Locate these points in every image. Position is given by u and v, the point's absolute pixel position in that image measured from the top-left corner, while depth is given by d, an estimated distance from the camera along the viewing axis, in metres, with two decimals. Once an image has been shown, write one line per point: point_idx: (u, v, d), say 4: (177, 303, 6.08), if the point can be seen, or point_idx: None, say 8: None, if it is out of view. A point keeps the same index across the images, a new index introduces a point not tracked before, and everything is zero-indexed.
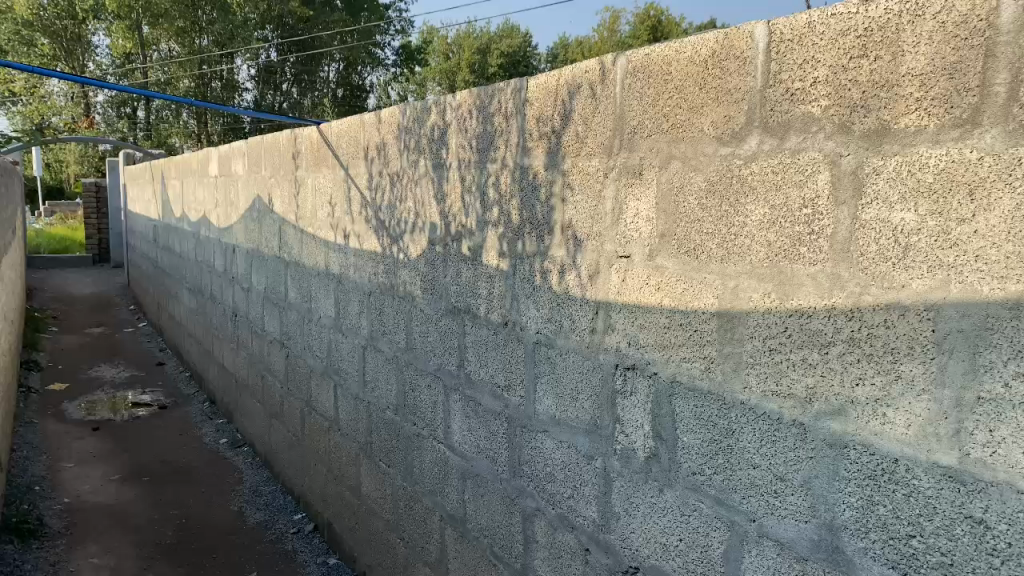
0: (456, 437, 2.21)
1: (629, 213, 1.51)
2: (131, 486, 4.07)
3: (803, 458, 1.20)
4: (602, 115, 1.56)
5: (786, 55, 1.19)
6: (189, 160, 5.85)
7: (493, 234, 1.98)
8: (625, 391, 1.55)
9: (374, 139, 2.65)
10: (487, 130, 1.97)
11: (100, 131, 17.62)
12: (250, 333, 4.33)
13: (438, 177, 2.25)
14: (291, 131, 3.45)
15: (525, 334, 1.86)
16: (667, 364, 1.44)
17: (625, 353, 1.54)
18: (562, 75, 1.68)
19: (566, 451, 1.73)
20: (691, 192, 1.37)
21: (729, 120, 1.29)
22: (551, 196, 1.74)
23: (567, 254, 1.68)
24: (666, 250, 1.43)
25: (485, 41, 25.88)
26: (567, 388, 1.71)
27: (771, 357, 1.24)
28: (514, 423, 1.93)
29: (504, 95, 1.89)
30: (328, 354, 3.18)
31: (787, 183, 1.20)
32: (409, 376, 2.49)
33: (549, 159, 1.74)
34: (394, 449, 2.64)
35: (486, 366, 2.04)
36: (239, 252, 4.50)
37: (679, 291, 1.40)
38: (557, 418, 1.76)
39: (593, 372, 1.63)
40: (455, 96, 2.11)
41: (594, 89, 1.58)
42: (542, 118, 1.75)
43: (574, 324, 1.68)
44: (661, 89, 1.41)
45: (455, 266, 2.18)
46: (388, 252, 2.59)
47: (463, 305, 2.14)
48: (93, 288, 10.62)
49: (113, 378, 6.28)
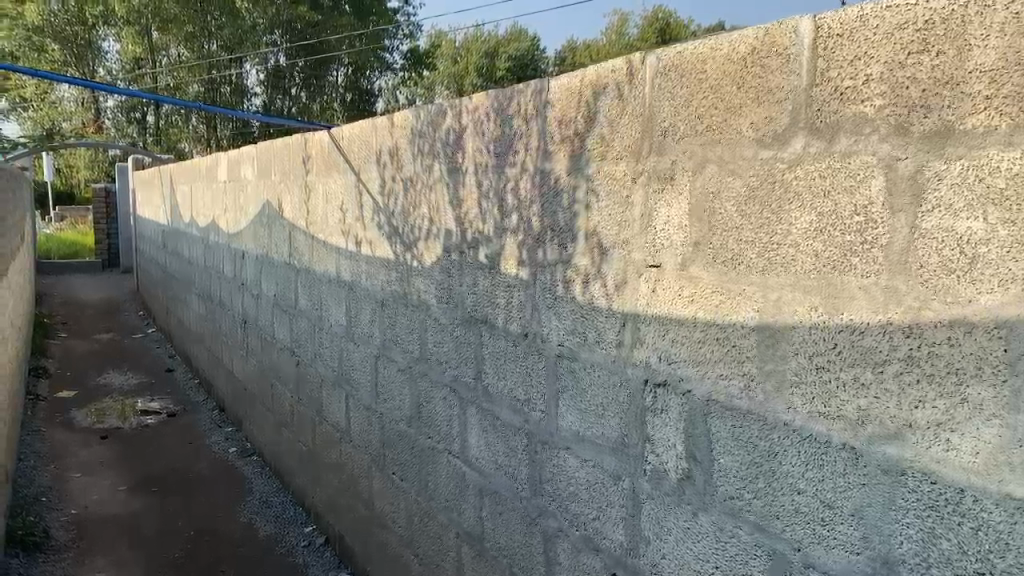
0: (473, 452, 2.13)
1: (660, 220, 1.43)
2: (139, 497, 4.01)
3: (854, 486, 1.11)
4: (630, 117, 1.48)
5: (834, 52, 1.11)
6: (198, 164, 5.79)
7: (512, 241, 1.90)
8: (656, 408, 1.46)
9: (387, 143, 2.58)
10: (506, 133, 1.89)
11: (110, 136, 17.65)
12: (260, 340, 4.26)
13: (453, 181, 2.17)
14: (302, 135, 3.38)
15: (546, 346, 1.78)
16: (702, 380, 1.36)
17: (655, 368, 1.45)
18: (587, 75, 1.60)
19: (591, 470, 1.65)
20: (728, 198, 1.29)
21: (770, 121, 1.21)
22: (574, 202, 1.65)
23: (592, 263, 1.60)
24: (701, 260, 1.35)
25: (494, 45, 25.82)
26: (592, 404, 1.63)
27: (819, 376, 1.15)
28: (535, 439, 1.84)
29: (524, 97, 1.81)
30: (339, 363, 3.10)
31: (836, 188, 1.11)
32: (423, 388, 2.41)
33: (572, 162, 1.65)
34: (407, 462, 2.56)
35: (504, 378, 1.96)
36: (249, 258, 4.43)
37: (716, 303, 1.32)
38: (582, 435, 1.67)
39: (621, 388, 1.55)
40: (472, 97, 2.03)
41: (622, 90, 1.49)
42: (564, 120, 1.67)
43: (599, 336, 1.60)
44: (695, 89, 1.33)
45: (471, 274, 2.10)
46: (401, 259, 2.51)
47: (480, 314, 2.06)
48: (103, 293, 10.58)
49: (122, 385, 6.23)
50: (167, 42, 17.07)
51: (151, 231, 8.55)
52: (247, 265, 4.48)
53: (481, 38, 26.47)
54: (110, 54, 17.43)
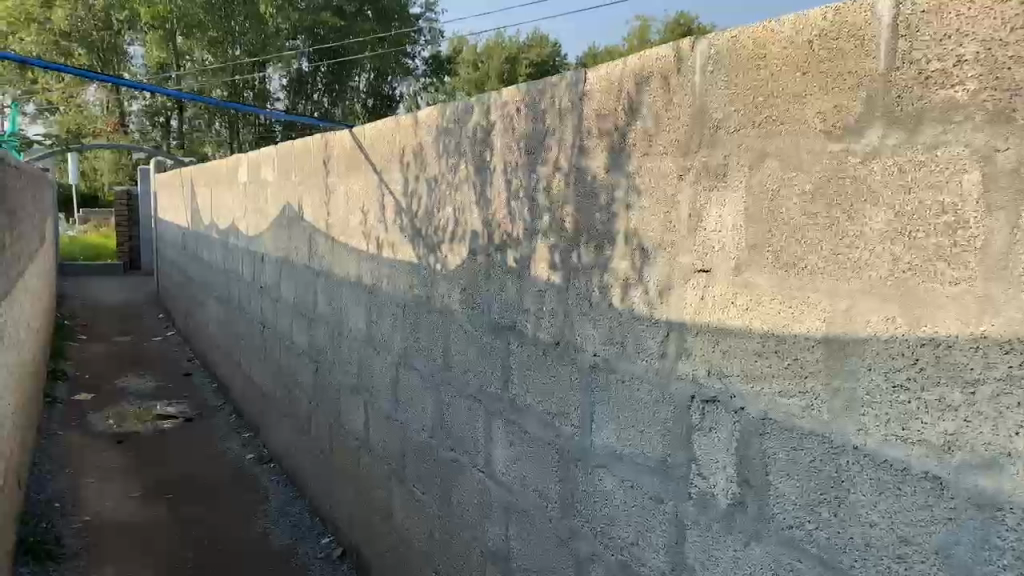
0: (498, 467, 2.01)
1: (710, 221, 1.31)
2: (152, 504, 3.92)
3: (939, 521, 0.98)
4: (677, 109, 1.36)
5: (919, 30, 0.98)
6: (218, 166, 5.71)
7: (544, 243, 1.78)
8: (704, 426, 1.34)
9: (410, 142, 2.47)
10: (538, 130, 1.78)
11: (134, 140, 17.75)
12: (278, 344, 4.17)
13: (480, 181, 2.06)
14: (322, 135, 3.28)
15: (579, 356, 1.66)
16: (758, 397, 1.23)
17: (704, 383, 1.33)
18: (628, 65, 1.48)
19: (629, 492, 1.53)
20: (791, 195, 1.17)
21: (840, 110, 1.09)
22: (613, 202, 1.54)
23: (632, 267, 1.48)
24: (758, 264, 1.23)
25: (516, 51, 25.75)
26: (631, 419, 1.51)
27: (895, 396, 1.03)
28: (566, 456, 1.72)
29: (557, 91, 1.70)
30: (359, 369, 3.00)
31: (919, 183, 0.99)
32: (446, 397, 2.30)
33: (610, 159, 1.54)
34: (429, 475, 2.44)
35: (534, 389, 1.84)
36: (268, 260, 4.34)
37: (775, 312, 1.20)
38: (619, 452, 1.55)
39: (665, 402, 1.42)
40: (502, 92, 1.91)
41: (669, 80, 1.38)
42: (603, 114, 1.55)
43: (639, 346, 1.48)
44: (752, 76, 1.21)
45: (499, 279, 1.98)
46: (424, 262, 2.41)
47: (508, 321, 1.94)
48: (124, 295, 10.59)
49: (140, 388, 6.17)
50: (190, 47, 17.17)
51: (171, 234, 8.52)
52: (266, 267, 4.39)
53: (503, 44, 26.36)
54: (135, 58, 17.55)
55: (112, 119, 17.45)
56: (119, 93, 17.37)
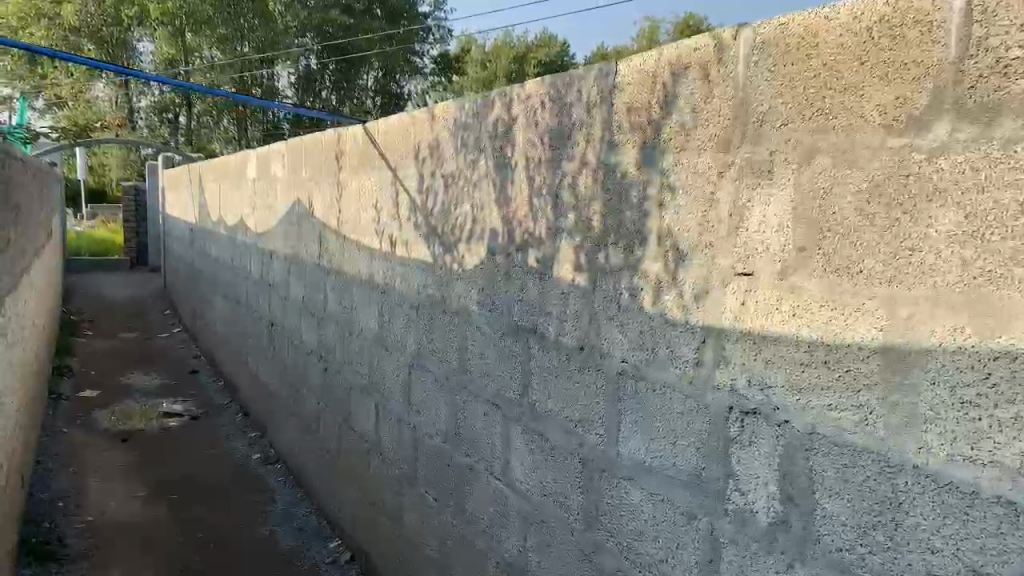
0: (517, 476, 1.94)
1: (753, 221, 1.23)
2: (157, 504, 3.85)
3: (1013, 551, 0.90)
4: (718, 102, 1.28)
5: (997, 15, 0.91)
6: (227, 162, 5.65)
7: (568, 243, 1.70)
8: (743, 439, 1.26)
9: (426, 138, 2.39)
10: (563, 124, 1.70)
11: (142, 135, 17.73)
12: (286, 343, 4.10)
13: (500, 178, 1.98)
14: (335, 130, 3.21)
15: (606, 363, 1.58)
16: (806, 410, 1.15)
17: (744, 393, 1.26)
18: (664, 55, 1.40)
19: (659, 506, 1.45)
20: (845, 195, 1.09)
21: (902, 102, 1.01)
22: (645, 200, 1.45)
23: (666, 268, 1.40)
24: (806, 268, 1.15)
25: (523, 51, 25.67)
26: (662, 429, 1.43)
27: (963, 413, 0.95)
28: (590, 466, 1.65)
29: (586, 83, 1.62)
30: (370, 370, 2.92)
31: (995, 183, 0.92)
32: (461, 401, 2.22)
33: (643, 155, 1.46)
34: (442, 482, 2.36)
35: (555, 396, 1.76)
36: (277, 258, 4.27)
37: (826, 319, 1.12)
38: (647, 464, 1.47)
39: (700, 413, 1.35)
40: (524, 86, 1.84)
41: (709, 71, 1.30)
42: (636, 108, 1.48)
43: (672, 353, 1.40)
44: (802, 67, 1.13)
45: (519, 280, 1.90)
46: (440, 261, 2.33)
47: (528, 324, 1.86)
48: (129, 291, 10.52)
49: (146, 385, 6.11)
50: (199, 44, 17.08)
51: (178, 231, 8.46)
52: (275, 265, 4.32)
53: (510, 43, 26.28)
54: (143, 55, 17.50)
55: (120, 115, 17.40)
56: (127, 89, 17.35)
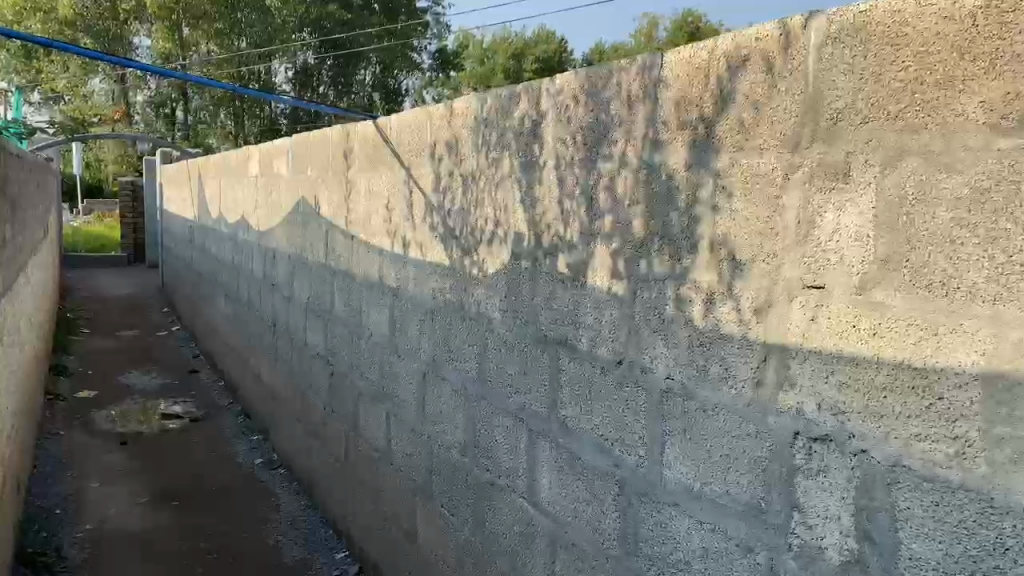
0: (544, 495, 1.82)
1: (827, 229, 1.11)
2: (158, 511, 3.73)
3: None
4: (783, 97, 1.17)
5: None
6: (228, 158, 5.52)
7: (604, 247, 1.58)
8: (811, 468, 1.15)
9: (443, 135, 2.27)
10: (599, 121, 1.58)
11: (140, 131, 17.58)
12: (290, 344, 3.98)
13: (526, 178, 1.86)
14: (343, 126, 3.08)
15: (647, 379, 1.46)
16: (888, 440, 1.04)
17: (812, 417, 1.14)
18: (719, 46, 1.29)
19: (708, 535, 1.33)
20: (940, 200, 0.97)
21: (1014, 98, 0.90)
22: (694, 204, 1.34)
23: (719, 279, 1.29)
24: (891, 281, 1.03)
25: (521, 47, 25.46)
26: (715, 454, 1.31)
27: None
28: (628, 489, 1.53)
29: (626, 76, 1.50)
30: (380, 376, 2.80)
31: None
32: (481, 413, 2.10)
33: (692, 155, 1.34)
34: (459, 496, 2.24)
35: (588, 412, 1.65)
36: (280, 257, 4.15)
37: (916, 340, 1.00)
38: (696, 490, 1.36)
39: (760, 438, 1.23)
40: (555, 79, 1.72)
41: (773, 63, 1.18)
42: (685, 103, 1.36)
43: (726, 371, 1.29)
44: (887, 58, 1.02)
45: (546, 286, 1.79)
46: (457, 265, 2.21)
47: (557, 333, 1.74)
48: (128, 288, 10.39)
49: (145, 386, 5.99)
50: (197, 39, 16.89)
51: (178, 227, 8.32)
52: (278, 264, 4.20)
53: (510, 38, 26.03)
54: (141, 50, 17.35)
55: (118, 110, 17.29)
56: (124, 83, 17.19)
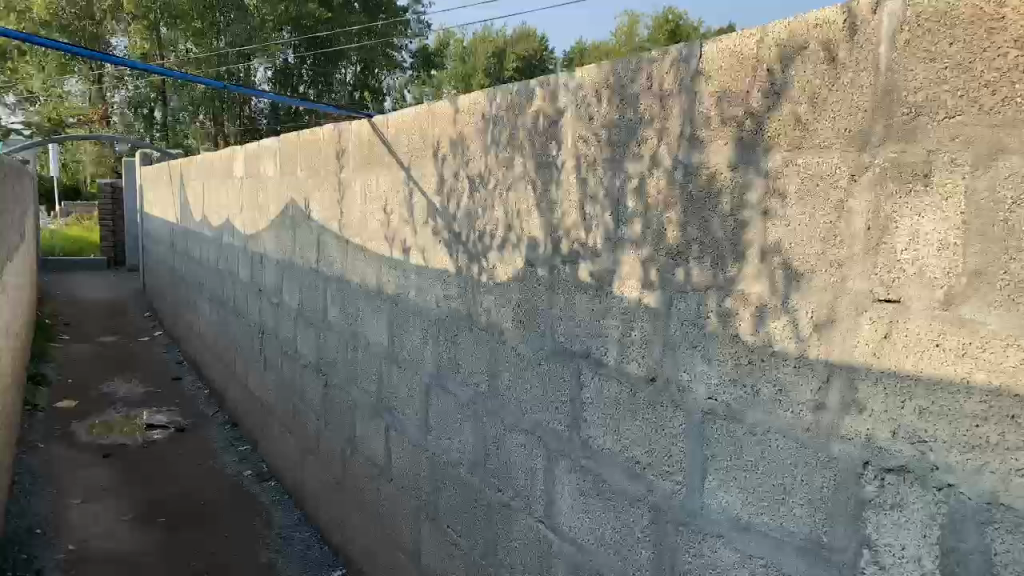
0: (563, 519, 1.69)
1: (902, 237, 1.00)
2: (144, 530, 3.57)
3: None
4: (848, 89, 1.05)
5: None
6: (212, 159, 5.35)
7: (632, 256, 1.46)
8: (883, 502, 1.03)
9: (447, 135, 2.14)
10: (625, 119, 1.47)
11: (117, 132, 17.26)
12: (280, 352, 3.84)
13: (542, 180, 1.74)
14: (335, 126, 2.94)
15: (685, 399, 1.34)
16: (981, 474, 0.92)
17: (885, 447, 1.03)
18: (771, 35, 1.17)
19: (759, 572, 1.21)
20: None
21: None
22: (740, 208, 1.22)
23: (773, 291, 1.17)
24: (983, 296, 0.92)
25: (502, 45, 25.34)
26: (768, 483, 1.19)
27: None
28: (662, 517, 1.41)
29: (657, 70, 1.38)
30: (379, 387, 2.67)
31: None
32: (492, 430, 1.97)
33: (737, 155, 1.22)
34: (467, 518, 2.11)
35: (615, 433, 1.52)
36: (269, 262, 4.00)
37: (1018, 362, 0.89)
38: (744, 521, 1.24)
39: (822, 467, 1.11)
40: (575, 74, 1.60)
41: (835, 52, 1.07)
42: (728, 97, 1.24)
43: (781, 392, 1.17)
44: (980, 43, 0.91)
45: (565, 296, 1.66)
46: (464, 272, 2.08)
47: (579, 347, 1.62)
48: (108, 293, 10.15)
49: (128, 394, 5.80)
50: (175, 39, 16.62)
51: (159, 230, 8.13)
52: (267, 269, 4.04)
53: (491, 36, 25.92)
54: (118, 50, 17.04)
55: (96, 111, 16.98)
56: (101, 84, 16.86)
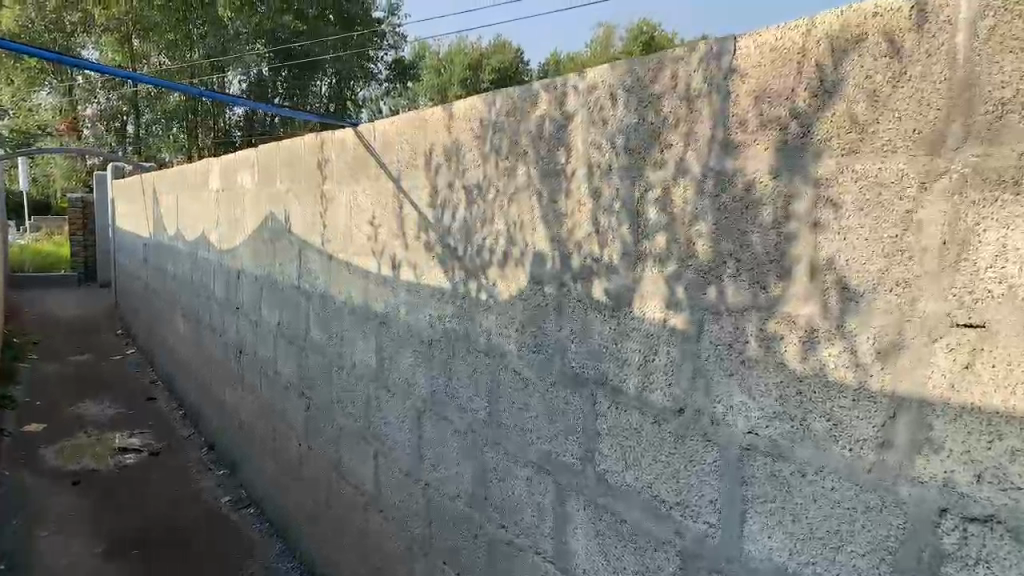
0: (576, 561, 1.55)
1: (986, 253, 0.87)
2: (116, 562, 3.38)
3: None
4: (916, 83, 0.93)
5: None
6: (187, 170, 5.16)
7: (655, 273, 1.33)
8: (966, 556, 0.90)
9: (441, 142, 1.99)
10: (646, 122, 1.33)
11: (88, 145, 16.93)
12: (259, 372, 3.66)
13: (547, 188, 1.60)
14: (317, 135, 2.78)
15: (720, 432, 1.21)
16: None
17: (969, 491, 0.89)
18: (819, 25, 1.05)
19: None
20: None
21: None
22: (784, 219, 1.09)
23: (825, 312, 1.05)
24: None
25: (477, 56, 25.24)
26: (822, 528, 1.05)
27: None
28: (692, 563, 1.27)
29: (683, 66, 1.25)
30: (367, 411, 2.51)
31: None
32: (494, 460, 1.82)
33: (780, 161, 1.09)
34: (466, 554, 1.96)
35: (635, 468, 1.38)
36: (246, 278, 3.82)
37: None
38: (793, 571, 1.10)
39: (888, 513, 0.98)
40: (587, 74, 1.47)
41: (900, 42, 0.95)
42: (767, 96, 1.12)
43: (837, 426, 1.03)
44: None
45: (576, 316, 1.53)
46: (461, 288, 1.94)
47: (593, 372, 1.48)
48: (80, 310, 9.86)
49: (99, 416, 5.58)
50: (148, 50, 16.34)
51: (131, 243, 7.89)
52: (245, 285, 3.86)
53: (467, 48, 25.82)
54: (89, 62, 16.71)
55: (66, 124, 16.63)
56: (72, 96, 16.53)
